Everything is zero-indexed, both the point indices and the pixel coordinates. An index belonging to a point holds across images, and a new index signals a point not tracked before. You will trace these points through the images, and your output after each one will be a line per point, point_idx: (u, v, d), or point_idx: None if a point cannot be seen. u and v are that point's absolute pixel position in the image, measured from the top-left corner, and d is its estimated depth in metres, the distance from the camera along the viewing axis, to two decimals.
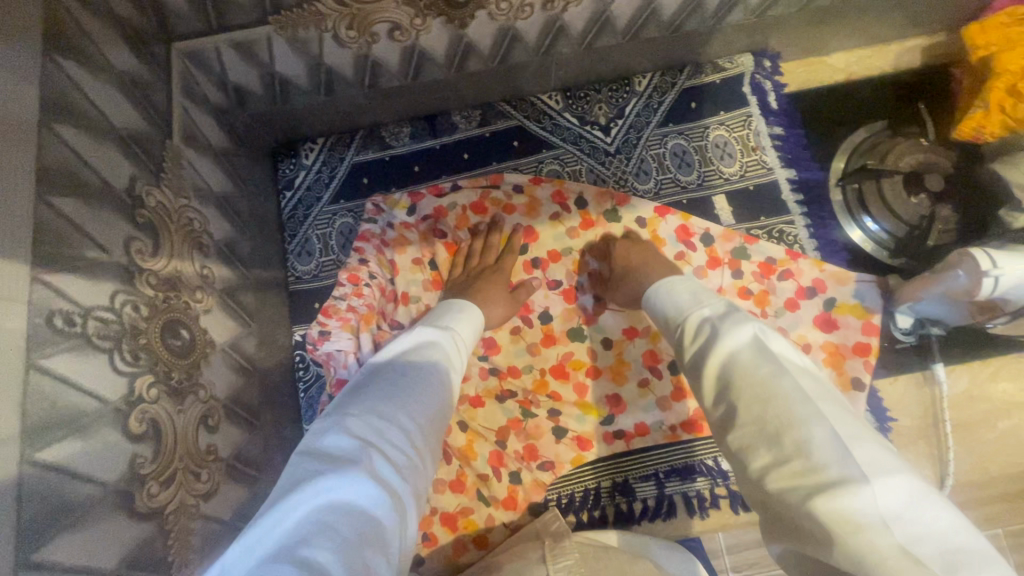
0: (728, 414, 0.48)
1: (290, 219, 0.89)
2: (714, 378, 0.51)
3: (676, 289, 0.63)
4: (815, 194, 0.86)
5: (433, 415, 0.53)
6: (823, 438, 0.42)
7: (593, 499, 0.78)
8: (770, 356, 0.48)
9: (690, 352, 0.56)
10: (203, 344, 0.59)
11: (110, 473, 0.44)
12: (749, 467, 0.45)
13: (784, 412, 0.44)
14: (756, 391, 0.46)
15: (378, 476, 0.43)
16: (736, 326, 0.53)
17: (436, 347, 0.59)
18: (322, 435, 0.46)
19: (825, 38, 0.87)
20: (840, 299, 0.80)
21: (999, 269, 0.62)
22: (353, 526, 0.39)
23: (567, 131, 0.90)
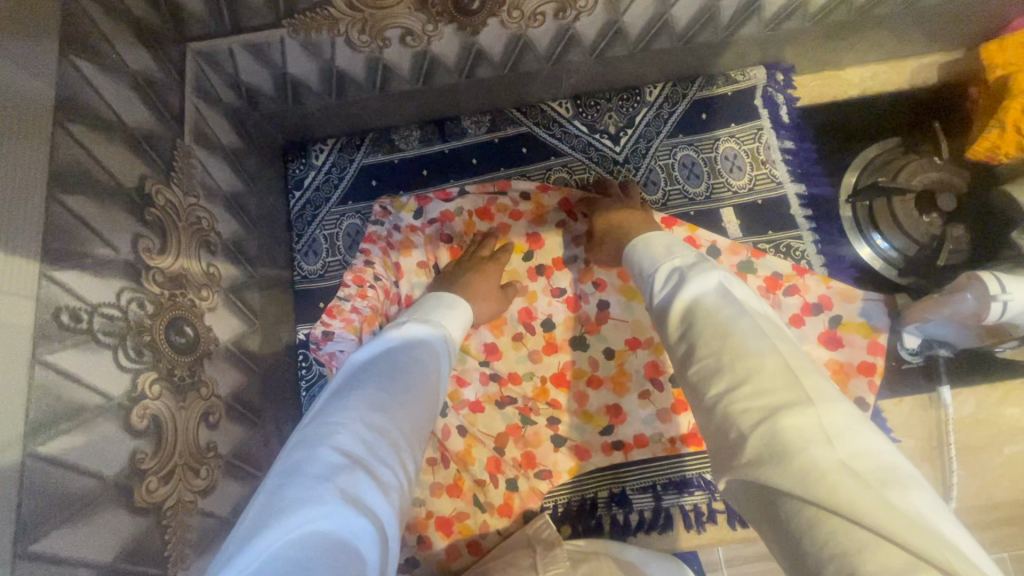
0: (688, 350, 0.49)
1: (298, 219, 0.89)
2: (678, 320, 0.53)
3: (651, 244, 0.63)
4: (824, 210, 0.86)
5: (415, 422, 0.51)
6: (774, 367, 0.43)
7: (589, 509, 0.78)
8: (733, 300, 0.50)
9: (659, 298, 0.57)
10: (207, 342, 0.60)
11: (111, 468, 0.45)
12: (703, 394, 0.46)
13: (741, 345, 0.45)
14: (718, 327, 0.48)
15: (366, 498, 0.41)
16: (703, 274, 0.54)
17: (418, 350, 0.58)
18: (298, 458, 0.43)
19: (840, 53, 0.87)
20: (847, 317, 0.79)
21: (1007, 294, 0.62)
22: (342, 558, 0.36)
23: (576, 138, 0.90)
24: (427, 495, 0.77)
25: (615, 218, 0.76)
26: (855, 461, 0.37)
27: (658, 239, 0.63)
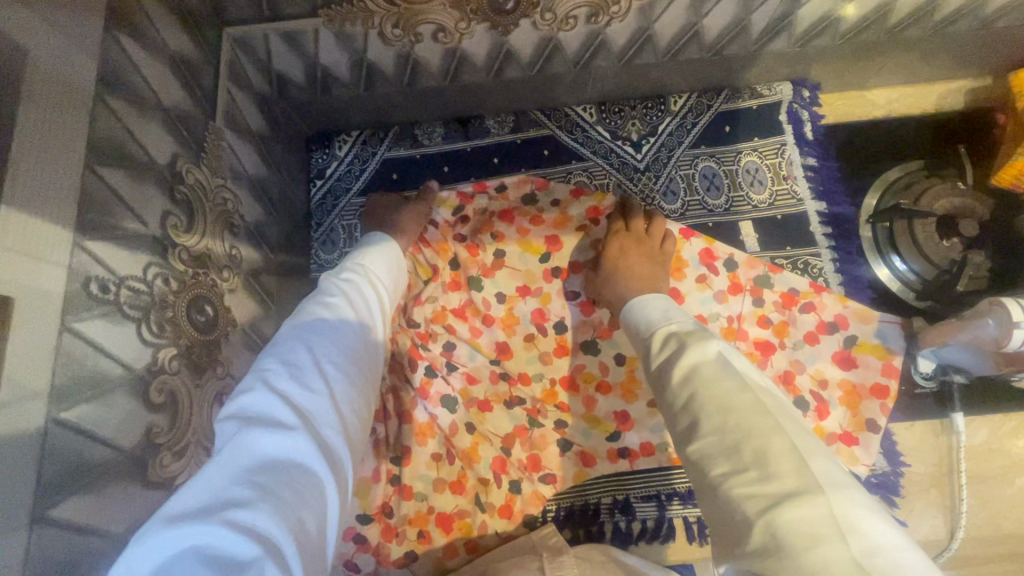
0: (687, 426, 0.48)
1: (318, 208, 0.90)
2: (679, 386, 0.51)
3: (649, 306, 0.63)
4: (844, 228, 0.85)
5: (355, 347, 0.54)
6: (783, 450, 0.41)
7: (592, 514, 0.78)
8: (734, 371, 0.48)
9: (657, 360, 0.56)
10: (225, 322, 0.61)
11: (128, 440, 0.45)
12: (705, 475, 0.44)
13: (746, 422, 0.44)
14: (720, 402, 0.46)
15: (320, 427, 0.44)
16: (705, 341, 0.53)
17: (350, 285, 0.61)
18: (238, 394, 0.44)
19: (867, 73, 0.87)
20: (862, 337, 0.79)
21: None
22: (290, 480, 0.39)
23: (598, 144, 0.90)
24: (430, 490, 0.77)
25: (630, 254, 0.77)
26: (872, 561, 0.34)
27: (657, 301, 0.63)
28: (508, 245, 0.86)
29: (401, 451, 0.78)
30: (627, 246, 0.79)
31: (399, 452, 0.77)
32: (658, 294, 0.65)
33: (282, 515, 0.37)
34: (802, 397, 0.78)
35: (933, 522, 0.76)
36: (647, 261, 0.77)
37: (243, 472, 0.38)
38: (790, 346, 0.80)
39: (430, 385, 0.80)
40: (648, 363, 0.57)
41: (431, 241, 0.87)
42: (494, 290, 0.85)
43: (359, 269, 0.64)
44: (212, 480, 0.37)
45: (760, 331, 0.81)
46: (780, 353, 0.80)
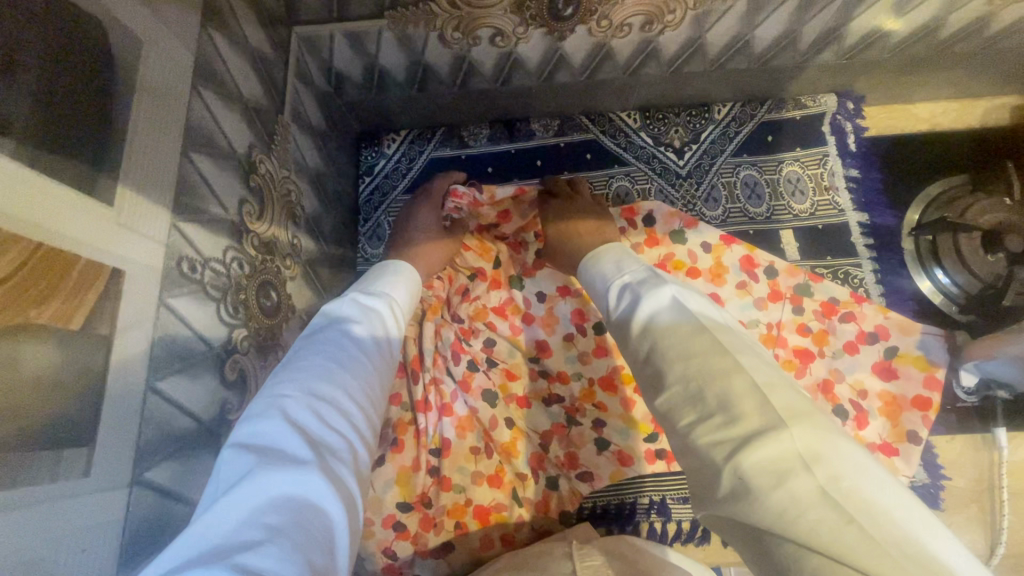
0: (652, 380, 0.48)
1: (366, 204, 0.92)
2: (638, 336, 0.52)
3: (606, 259, 0.64)
4: (885, 240, 0.85)
5: (371, 386, 0.54)
6: (744, 388, 0.42)
7: (629, 513, 0.79)
8: (688, 314, 0.49)
9: (617, 315, 0.57)
10: (286, 308, 0.63)
11: (207, 413, 0.47)
12: (674, 424, 0.44)
13: (706, 366, 0.44)
14: (679, 350, 0.46)
15: (333, 468, 0.42)
16: (656, 291, 0.53)
17: (374, 317, 0.60)
18: (255, 425, 0.43)
19: (912, 87, 0.87)
20: (904, 349, 0.79)
21: None
22: (303, 521, 0.37)
23: (641, 149, 0.92)
24: (468, 483, 0.78)
25: (598, 229, 0.79)
26: (836, 487, 0.36)
27: (613, 253, 0.64)
28: None
29: (441, 442, 0.79)
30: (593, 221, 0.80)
31: (439, 444, 0.79)
32: (616, 246, 0.67)
33: (295, 556, 0.34)
34: (841, 405, 0.79)
35: (974, 537, 0.75)
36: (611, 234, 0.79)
37: (256, 509, 0.36)
38: (829, 354, 0.81)
39: (471, 379, 0.82)
40: (610, 320, 0.58)
41: (471, 241, 0.89)
42: (535, 290, 0.87)
43: (383, 298, 0.64)
44: (224, 517, 0.35)
45: (799, 339, 0.82)
46: (820, 361, 0.81)
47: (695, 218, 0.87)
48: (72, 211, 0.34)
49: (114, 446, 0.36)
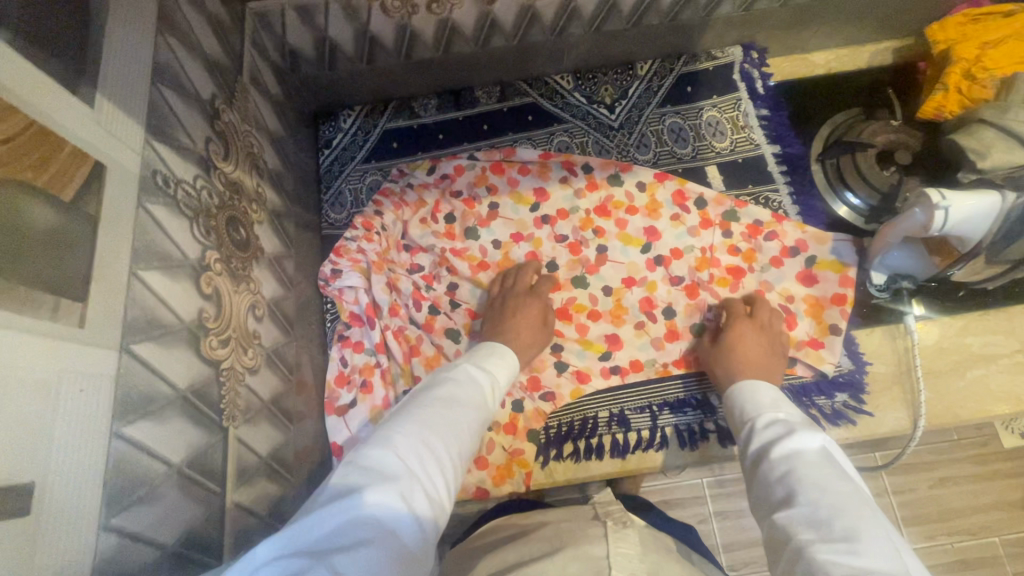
0: (775, 492, 0.54)
1: (326, 173, 0.98)
2: (775, 459, 0.57)
3: (755, 390, 0.69)
4: (798, 165, 0.95)
5: (466, 445, 0.57)
6: (874, 534, 0.46)
7: (591, 427, 0.84)
8: (836, 464, 0.54)
9: (755, 439, 0.62)
10: (255, 247, 0.68)
11: (187, 314, 0.52)
12: (793, 537, 0.49)
13: (839, 501, 0.49)
14: (817, 481, 0.52)
15: (418, 513, 0.46)
16: (807, 433, 0.58)
17: (478, 386, 0.65)
18: (368, 450, 0.50)
19: (805, 35, 1.00)
20: (820, 257, 0.89)
21: (948, 202, 0.66)
22: (387, 542, 0.42)
23: (576, 108, 1.01)
24: None
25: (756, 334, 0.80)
26: None
27: (762, 388, 0.69)
28: (502, 197, 0.96)
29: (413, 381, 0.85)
30: (745, 329, 0.80)
31: (410, 382, 0.85)
32: (769, 384, 0.70)
33: None
34: None
35: (898, 414, 0.84)
36: (767, 349, 0.79)
37: (348, 522, 0.42)
38: (757, 270, 0.91)
39: (433, 321, 0.89)
40: (747, 438, 0.64)
41: (419, 199, 0.94)
42: (490, 238, 0.94)
43: (488, 374, 0.68)
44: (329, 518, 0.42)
45: (730, 259, 0.91)
46: (750, 276, 0.91)
47: (629, 163, 0.97)
48: (58, 102, 0.40)
49: (103, 310, 0.41)
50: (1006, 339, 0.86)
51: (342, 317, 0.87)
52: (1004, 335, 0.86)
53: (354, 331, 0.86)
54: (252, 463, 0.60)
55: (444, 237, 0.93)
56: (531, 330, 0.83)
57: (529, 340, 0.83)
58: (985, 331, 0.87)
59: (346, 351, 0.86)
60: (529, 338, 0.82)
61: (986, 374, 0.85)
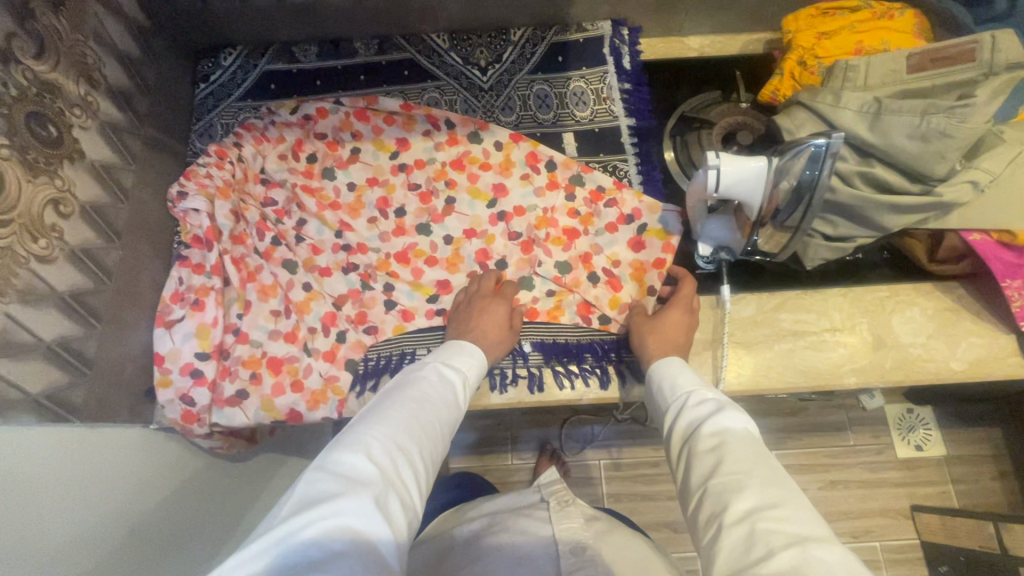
0: (699, 467, 0.56)
1: (200, 106, 1.02)
2: (705, 435, 0.58)
3: (684, 370, 0.71)
4: (648, 139, 0.99)
5: (435, 443, 0.62)
6: (802, 504, 0.49)
7: (407, 361, 0.87)
8: (758, 439, 0.57)
9: (688, 413, 0.63)
10: (71, 148, 0.73)
11: None
12: (727, 504, 0.50)
13: (767, 472, 0.52)
14: (747, 452, 0.54)
15: (392, 514, 0.52)
16: (734, 413, 0.59)
17: (446, 386, 0.69)
18: (342, 456, 0.54)
19: (676, 19, 1.04)
20: (651, 225, 0.93)
21: (719, 161, 0.72)
22: (361, 550, 0.47)
23: (450, 67, 1.04)
24: (265, 338, 0.88)
25: (679, 320, 0.81)
26: None
27: (684, 370, 0.70)
28: (364, 143, 1.00)
29: (244, 305, 0.90)
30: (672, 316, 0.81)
31: (242, 305, 0.89)
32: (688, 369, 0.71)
33: None
34: (596, 273, 0.92)
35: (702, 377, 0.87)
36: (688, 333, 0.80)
37: (325, 529, 0.47)
38: (592, 233, 0.94)
39: (274, 251, 0.93)
40: (676, 412, 0.65)
41: (284, 137, 0.98)
42: (346, 180, 0.98)
43: (458, 372, 0.72)
44: (306, 527, 0.47)
45: (568, 221, 0.95)
46: (584, 239, 0.94)
47: (488, 122, 1.00)
48: None
49: None
50: (818, 317, 0.89)
51: (184, 238, 0.90)
52: (816, 314, 0.89)
53: (192, 253, 0.89)
54: (23, 341, 0.64)
55: (299, 176, 0.97)
56: (489, 318, 0.83)
57: (485, 323, 0.82)
58: (799, 309, 0.90)
59: (183, 271, 0.89)
60: (482, 322, 0.82)
61: (792, 349, 0.88)
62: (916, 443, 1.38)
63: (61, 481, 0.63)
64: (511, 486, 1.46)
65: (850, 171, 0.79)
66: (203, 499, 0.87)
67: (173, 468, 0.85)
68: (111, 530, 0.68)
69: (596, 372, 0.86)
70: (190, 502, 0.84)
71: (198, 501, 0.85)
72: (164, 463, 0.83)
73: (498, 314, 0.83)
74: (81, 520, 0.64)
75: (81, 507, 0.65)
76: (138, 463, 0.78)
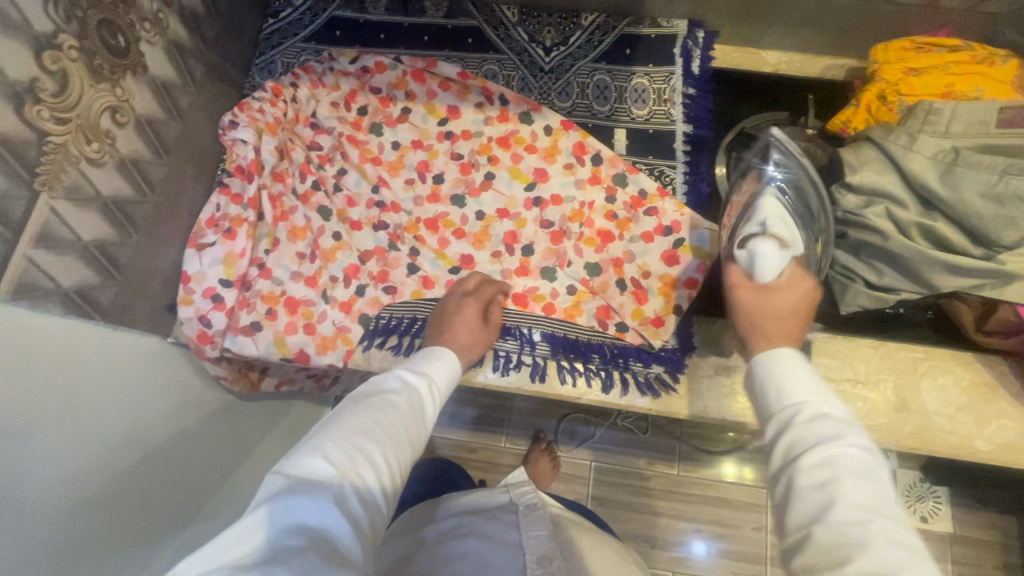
0: (802, 504, 0.49)
1: (265, 41, 1.04)
2: (813, 468, 0.50)
3: (791, 369, 0.58)
4: (702, 149, 0.95)
5: (404, 441, 0.59)
6: (920, 566, 0.43)
7: (417, 326, 0.88)
8: (875, 477, 0.49)
9: (793, 432, 0.53)
10: (136, 60, 0.75)
11: (19, 75, 0.59)
12: (836, 559, 0.44)
13: (885, 531, 0.45)
14: (861, 501, 0.47)
15: (353, 511, 0.49)
16: (850, 446, 0.50)
17: (417, 385, 0.66)
18: (296, 460, 0.52)
19: (756, 30, 0.99)
20: (687, 241, 0.90)
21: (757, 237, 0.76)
22: (321, 545, 0.45)
23: (514, 42, 1.02)
24: (287, 278, 0.90)
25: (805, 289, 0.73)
26: None
27: (794, 368, 0.58)
28: (416, 105, 0.99)
29: (274, 242, 0.92)
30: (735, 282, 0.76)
31: (270, 242, 0.91)
32: (804, 364, 0.58)
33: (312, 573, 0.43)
34: (624, 280, 0.90)
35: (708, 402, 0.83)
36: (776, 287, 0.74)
37: (278, 528, 0.46)
38: (626, 238, 0.92)
39: (311, 195, 0.95)
40: (779, 430, 0.55)
41: (340, 85, 0.99)
42: (392, 138, 0.98)
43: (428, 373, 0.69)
44: (258, 527, 0.45)
45: (604, 223, 0.93)
46: (617, 243, 0.92)
47: (542, 105, 0.98)
48: None
49: None
50: (842, 365, 0.85)
51: (228, 167, 0.93)
52: (840, 361, 0.85)
53: (233, 182, 0.92)
54: (62, 235, 0.67)
55: (347, 126, 0.98)
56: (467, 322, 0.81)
57: (468, 323, 0.81)
58: (823, 352, 0.85)
59: (222, 198, 0.91)
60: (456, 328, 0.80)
61: None
62: (922, 514, 1.32)
63: (112, 392, 0.71)
64: (499, 469, 1.47)
65: (907, 221, 0.75)
66: (209, 428, 0.91)
67: (193, 397, 0.89)
68: (122, 449, 0.71)
69: (600, 375, 0.85)
70: (216, 425, 0.93)
71: (189, 448, 0.85)
72: (192, 388, 0.90)
73: (473, 320, 0.81)
74: (118, 425, 0.71)
75: (120, 411, 0.72)
76: (146, 396, 0.78)
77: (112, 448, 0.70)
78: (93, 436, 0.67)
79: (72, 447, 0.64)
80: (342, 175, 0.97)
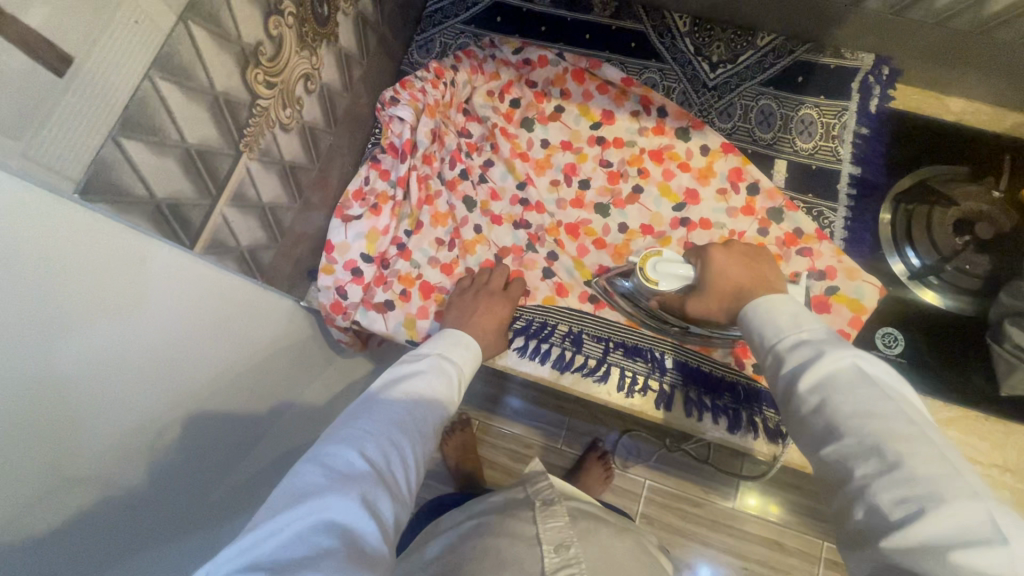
0: (812, 429, 0.49)
1: (427, 19, 1.03)
2: (807, 393, 0.50)
3: (776, 310, 0.60)
4: (867, 195, 0.90)
5: (423, 437, 0.63)
6: (931, 455, 0.42)
7: (546, 332, 0.88)
8: (871, 380, 0.48)
9: (786, 373, 0.54)
10: (332, 30, 0.76)
11: (250, 38, 0.60)
12: (845, 474, 0.45)
13: (885, 428, 0.44)
14: (858, 407, 0.47)
15: (379, 507, 0.51)
16: (835, 355, 0.51)
17: (440, 383, 0.70)
18: (329, 452, 0.54)
19: (949, 75, 0.92)
20: (842, 290, 0.85)
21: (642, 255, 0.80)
22: (352, 541, 0.47)
23: (680, 52, 0.99)
24: (424, 262, 0.91)
25: (731, 261, 0.72)
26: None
27: (782, 306, 0.60)
28: (570, 104, 0.97)
29: (415, 225, 0.92)
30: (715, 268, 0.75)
31: (413, 223, 0.92)
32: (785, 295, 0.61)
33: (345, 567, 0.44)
34: None
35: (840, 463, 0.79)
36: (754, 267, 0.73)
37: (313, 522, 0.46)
38: None
39: (457, 183, 0.94)
40: (773, 369, 0.56)
41: (498, 75, 0.98)
42: (541, 136, 0.97)
43: (448, 368, 0.73)
44: (295, 520, 0.46)
45: None
46: None
47: (703, 123, 0.94)
48: None
49: None
50: (989, 448, 0.80)
51: (382, 143, 0.93)
52: (989, 444, 0.80)
53: (385, 158, 0.93)
54: (250, 196, 0.69)
55: (499, 117, 0.97)
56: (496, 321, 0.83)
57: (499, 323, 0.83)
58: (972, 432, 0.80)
59: (371, 172, 0.93)
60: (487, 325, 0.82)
61: None
62: None
63: (220, 323, 0.68)
64: None
65: None
66: (290, 378, 0.90)
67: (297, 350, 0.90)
68: (217, 384, 0.69)
69: (729, 414, 0.83)
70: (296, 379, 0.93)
71: (269, 400, 0.84)
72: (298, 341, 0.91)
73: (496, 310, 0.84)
74: (223, 356, 0.69)
75: (225, 345, 0.69)
76: (251, 335, 0.76)
77: (209, 381, 0.67)
78: (197, 366, 0.64)
79: (181, 368, 0.61)
80: (488, 166, 0.96)
